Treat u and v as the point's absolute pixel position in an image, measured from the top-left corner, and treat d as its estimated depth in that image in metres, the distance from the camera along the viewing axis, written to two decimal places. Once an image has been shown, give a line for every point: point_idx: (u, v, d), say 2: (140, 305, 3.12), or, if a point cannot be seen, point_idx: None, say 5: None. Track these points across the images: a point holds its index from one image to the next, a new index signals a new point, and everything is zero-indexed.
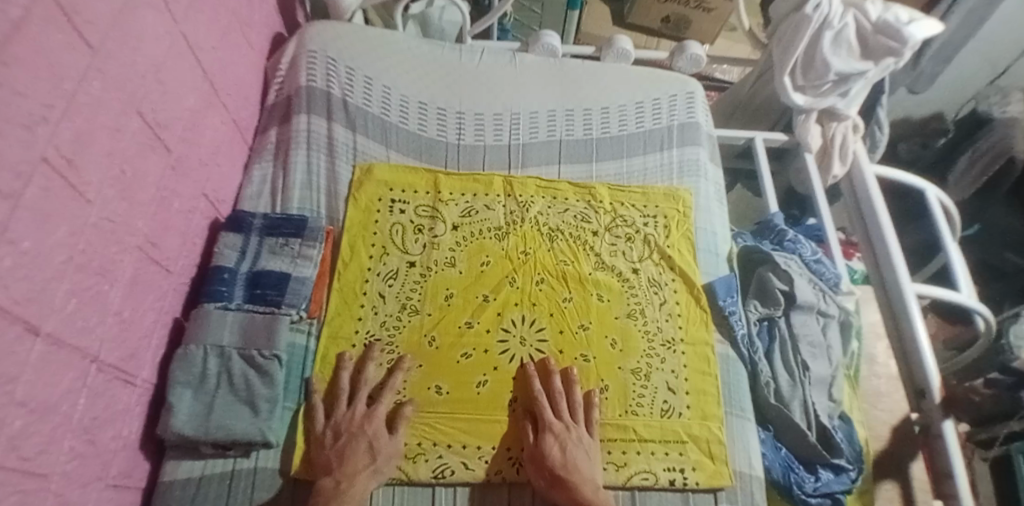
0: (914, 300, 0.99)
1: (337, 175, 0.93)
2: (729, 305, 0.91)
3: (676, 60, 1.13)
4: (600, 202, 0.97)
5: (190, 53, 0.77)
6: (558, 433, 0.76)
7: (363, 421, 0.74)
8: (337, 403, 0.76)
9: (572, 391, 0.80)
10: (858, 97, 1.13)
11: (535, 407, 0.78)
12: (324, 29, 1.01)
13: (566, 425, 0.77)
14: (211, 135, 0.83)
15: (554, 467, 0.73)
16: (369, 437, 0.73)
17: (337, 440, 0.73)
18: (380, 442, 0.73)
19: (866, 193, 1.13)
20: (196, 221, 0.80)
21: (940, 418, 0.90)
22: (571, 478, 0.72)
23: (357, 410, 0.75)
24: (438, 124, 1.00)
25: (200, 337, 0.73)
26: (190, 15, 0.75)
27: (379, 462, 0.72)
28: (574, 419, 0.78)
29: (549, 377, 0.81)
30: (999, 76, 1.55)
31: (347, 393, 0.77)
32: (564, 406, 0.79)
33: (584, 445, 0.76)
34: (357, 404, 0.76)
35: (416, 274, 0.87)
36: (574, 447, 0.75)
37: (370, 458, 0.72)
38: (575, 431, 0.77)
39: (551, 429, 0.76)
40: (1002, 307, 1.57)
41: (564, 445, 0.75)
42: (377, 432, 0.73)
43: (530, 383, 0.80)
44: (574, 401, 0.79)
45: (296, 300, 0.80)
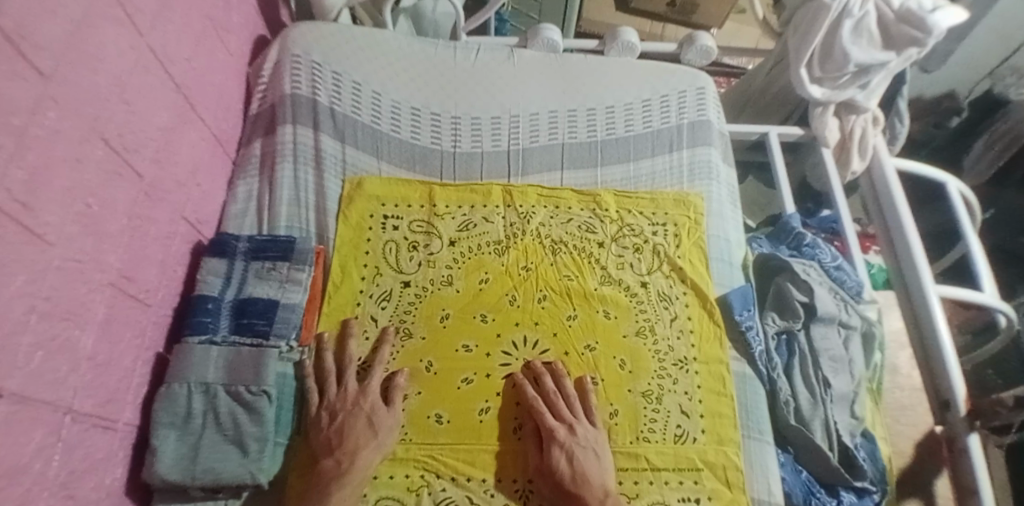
0: (938, 304, 0.94)
1: (325, 190, 0.87)
2: (745, 319, 0.85)
3: (684, 52, 1.06)
4: (605, 210, 0.91)
5: (159, 67, 0.71)
6: (564, 443, 0.72)
7: (357, 398, 0.73)
8: (328, 383, 0.75)
9: (561, 383, 0.78)
10: (879, 88, 1.06)
11: (533, 410, 0.75)
12: (308, 30, 0.95)
13: (570, 430, 0.73)
14: (188, 153, 0.78)
15: (563, 481, 0.70)
16: (367, 412, 0.72)
17: (333, 420, 0.71)
18: (378, 416, 0.72)
19: (888, 190, 1.06)
20: (175, 247, 0.76)
21: (964, 430, 0.86)
22: (581, 490, 0.69)
23: (350, 388, 0.74)
24: (431, 130, 0.94)
25: (184, 374, 0.69)
26: (156, 25, 0.70)
27: (380, 436, 0.71)
28: (576, 415, 0.75)
29: (539, 381, 0.78)
30: (1014, 53, 1.43)
31: (335, 373, 0.76)
32: (563, 407, 0.75)
33: (590, 445, 0.73)
34: (347, 383, 0.75)
35: (411, 294, 0.83)
36: (582, 454, 0.72)
37: (371, 432, 0.71)
38: (578, 433, 0.73)
39: (556, 440, 0.72)
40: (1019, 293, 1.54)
41: (571, 456, 0.71)
42: (374, 405, 0.73)
43: (524, 389, 0.77)
44: (567, 389, 0.77)
45: (285, 330, 0.75)
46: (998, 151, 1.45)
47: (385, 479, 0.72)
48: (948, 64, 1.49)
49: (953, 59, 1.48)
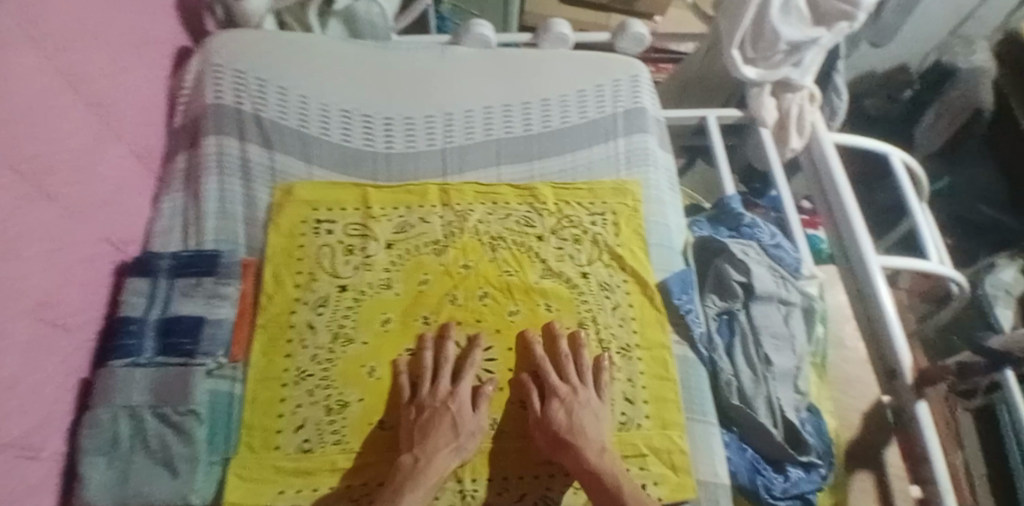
0: (880, 274, 0.95)
1: (255, 201, 0.85)
2: (685, 303, 0.86)
3: (618, 40, 1.06)
4: (543, 203, 0.91)
5: (73, 86, 0.69)
6: (564, 397, 0.74)
7: (447, 399, 0.74)
8: (422, 381, 0.76)
9: (579, 355, 0.80)
10: (813, 66, 1.07)
11: (540, 370, 0.78)
12: (231, 40, 0.93)
13: (572, 389, 0.75)
14: (109, 172, 0.76)
15: (559, 431, 0.71)
16: (453, 413, 0.72)
17: (420, 415, 0.73)
18: (463, 419, 0.72)
19: (827, 166, 1.07)
20: (98, 269, 0.74)
21: (913, 399, 0.85)
22: (577, 439, 0.70)
23: (442, 388, 0.75)
24: (363, 132, 0.92)
25: (107, 399, 0.68)
26: (67, 43, 0.68)
27: (462, 439, 0.71)
28: (582, 382, 0.77)
29: (556, 341, 0.80)
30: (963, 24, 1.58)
31: (431, 370, 0.77)
32: (571, 371, 0.77)
33: (589, 408, 0.74)
34: (442, 381, 0.76)
35: (349, 299, 0.81)
36: (580, 410, 0.73)
37: (453, 434, 0.71)
38: (580, 393, 0.75)
39: (556, 394, 0.74)
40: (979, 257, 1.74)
41: (570, 409, 0.72)
42: (460, 408, 0.73)
43: (532, 349, 0.79)
44: (584, 364, 0.79)
45: (211, 348, 0.74)
46: (949, 121, 1.58)
47: (325, 491, 0.70)
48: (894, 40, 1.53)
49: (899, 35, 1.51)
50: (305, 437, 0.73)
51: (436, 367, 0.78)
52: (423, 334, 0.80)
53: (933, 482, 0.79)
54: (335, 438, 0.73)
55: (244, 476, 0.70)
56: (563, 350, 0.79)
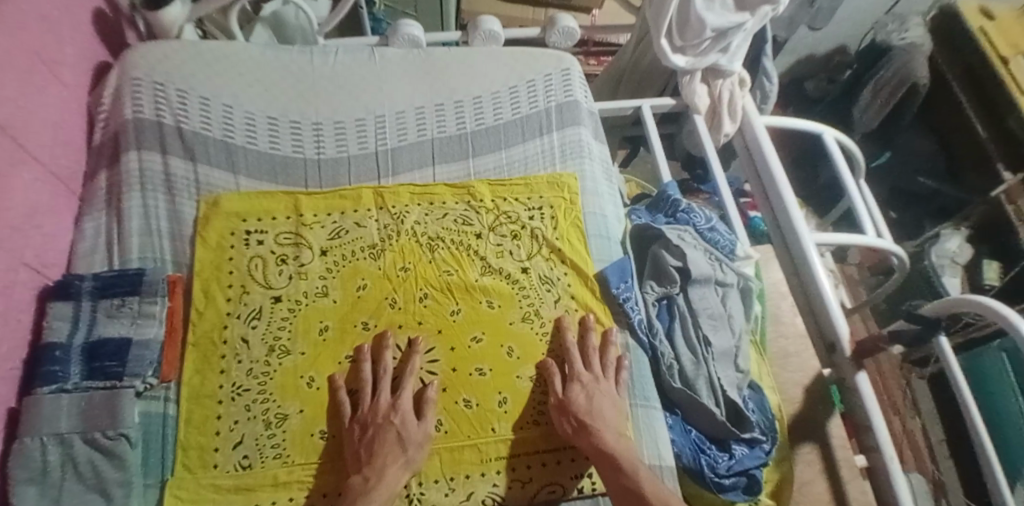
0: (814, 251, 0.97)
1: (181, 215, 0.83)
2: (623, 291, 0.87)
3: (548, 35, 1.06)
4: (480, 201, 0.91)
5: None
6: (586, 383, 0.77)
7: (390, 412, 0.72)
8: (363, 394, 0.75)
9: (605, 350, 0.82)
10: (740, 51, 1.10)
11: (566, 356, 0.81)
12: (147, 51, 0.90)
13: (594, 378, 0.78)
14: (25, 195, 0.73)
15: (579, 414, 0.74)
16: (397, 426, 0.71)
17: (365, 432, 0.72)
18: (409, 431, 0.71)
19: (759, 150, 1.09)
20: (18, 296, 0.71)
21: (853, 371, 0.88)
22: (594, 423, 0.73)
23: (382, 400, 0.74)
24: (293, 140, 0.91)
25: (35, 427, 0.65)
26: None
27: (409, 452, 0.70)
28: (605, 374, 0.80)
29: (562, 332, 0.83)
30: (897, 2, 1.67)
31: (370, 383, 0.76)
32: (595, 361, 0.80)
33: (607, 395, 0.77)
34: (382, 393, 0.74)
35: (284, 309, 0.80)
36: (600, 397, 0.76)
37: (401, 449, 0.70)
38: (601, 383, 0.78)
39: (578, 379, 0.77)
40: (924, 227, 1.83)
41: (590, 394, 0.76)
42: (405, 420, 0.72)
43: (564, 334, 0.82)
44: (609, 356, 0.82)
45: (139, 368, 0.72)
46: (885, 97, 1.62)
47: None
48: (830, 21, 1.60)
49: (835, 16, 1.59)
50: (244, 453, 0.71)
51: (376, 380, 0.76)
52: (360, 345, 0.78)
53: (876, 449, 0.82)
54: (275, 452, 0.72)
55: (181, 496, 0.68)
56: (591, 343, 0.82)
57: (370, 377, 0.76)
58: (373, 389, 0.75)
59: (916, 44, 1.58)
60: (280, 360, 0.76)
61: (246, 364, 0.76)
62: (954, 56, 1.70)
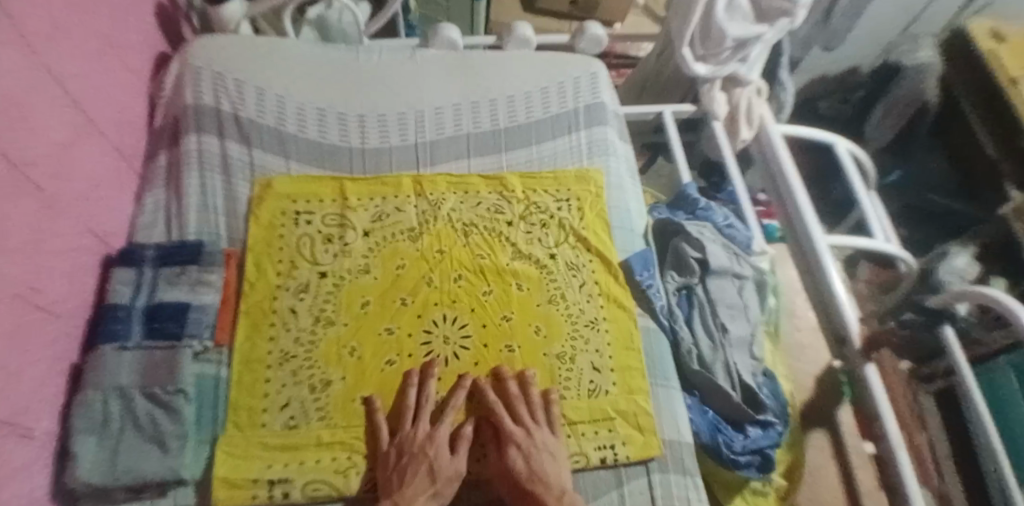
0: (828, 252, 1.02)
1: (235, 194, 0.89)
2: (646, 278, 0.92)
3: (578, 41, 1.13)
4: (511, 192, 0.97)
5: (58, 85, 0.73)
6: (521, 443, 0.74)
7: (426, 443, 0.73)
8: (404, 420, 0.76)
9: (528, 394, 0.79)
10: (757, 61, 1.16)
11: (495, 414, 0.77)
12: (209, 44, 0.98)
13: (527, 432, 0.75)
14: (91, 168, 0.80)
15: (520, 480, 0.72)
16: (430, 459, 0.72)
17: (400, 458, 0.73)
18: (441, 466, 0.72)
19: (775, 155, 1.14)
20: (85, 259, 0.77)
21: (861, 363, 0.92)
22: (538, 487, 0.71)
23: (421, 430, 0.75)
24: (339, 129, 0.97)
25: (98, 380, 0.71)
26: (50, 46, 0.72)
27: (438, 485, 0.71)
28: (534, 421, 0.77)
29: (503, 383, 0.80)
30: (914, 22, 1.73)
31: (413, 410, 0.77)
32: (523, 412, 0.77)
33: (549, 453, 0.75)
34: (421, 423, 0.75)
35: (329, 284, 0.85)
36: (539, 455, 0.74)
37: (429, 481, 0.71)
38: (537, 437, 0.75)
39: (514, 441, 0.75)
40: (936, 244, 1.88)
41: (528, 456, 0.73)
42: (438, 454, 0.72)
43: (484, 393, 0.79)
44: (535, 406, 0.78)
45: (198, 330, 0.79)
46: (897, 114, 1.72)
47: (311, 464, 0.73)
48: (845, 41, 1.67)
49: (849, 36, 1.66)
50: (291, 415, 0.76)
51: (419, 407, 0.77)
52: (410, 371, 0.79)
53: (884, 439, 0.85)
54: (319, 415, 0.77)
55: (230, 450, 0.73)
56: (515, 396, 0.79)
57: (416, 402, 0.77)
58: (415, 416, 0.76)
59: (928, 65, 1.64)
60: (324, 331, 0.82)
61: (293, 333, 0.81)
62: (966, 77, 1.76)
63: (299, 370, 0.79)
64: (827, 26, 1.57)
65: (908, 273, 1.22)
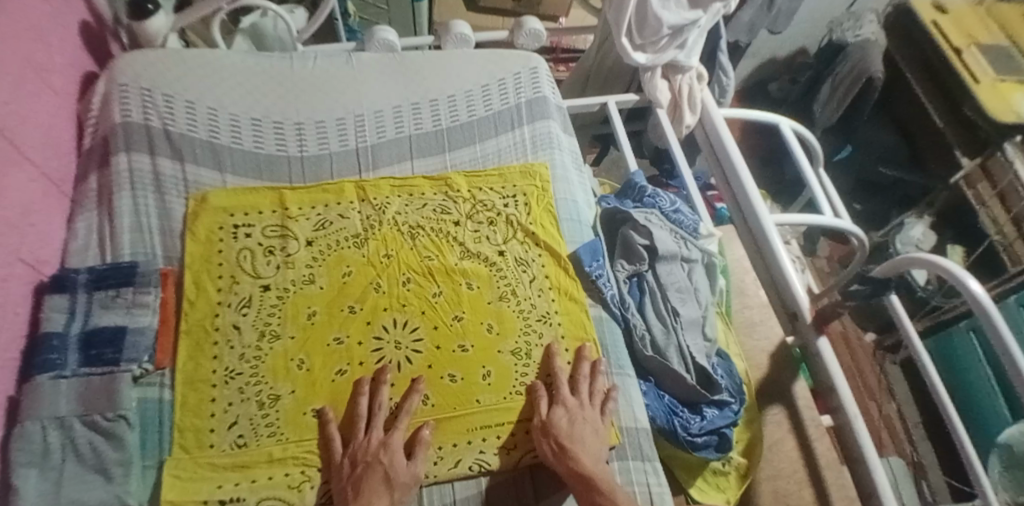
0: (774, 231, 1.03)
1: (171, 212, 0.87)
2: (595, 269, 0.93)
3: (517, 36, 1.13)
4: (457, 191, 0.96)
5: None
6: (570, 407, 0.78)
7: (379, 450, 0.72)
8: (356, 430, 0.74)
9: (596, 378, 0.82)
10: (696, 46, 1.18)
11: (555, 379, 0.81)
12: (135, 58, 0.95)
13: (579, 403, 0.79)
14: (18, 194, 0.77)
15: (560, 435, 0.75)
16: (385, 466, 0.70)
17: (354, 469, 0.71)
18: (396, 472, 0.70)
19: (719, 139, 1.16)
20: (14, 288, 0.74)
21: (815, 337, 0.95)
22: (575, 449, 0.73)
23: (374, 438, 0.73)
24: (276, 139, 0.96)
25: (35, 412, 0.69)
26: None
27: (397, 493, 0.69)
28: (590, 402, 0.80)
29: (552, 358, 0.84)
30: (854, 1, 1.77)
31: (365, 419, 0.75)
32: (583, 387, 0.81)
33: (590, 420, 0.77)
34: (375, 430, 0.74)
35: (273, 297, 0.83)
36: (582, 422, 0.77)
37: (387, 489, 0.68)
38: (587, 409, 0.79)
39: (563, 403, 0.79)
40: (890, 215, 1.94)
41: (573, 418, 0.77)
42: (393, 460, 0.71)
43: (554, 361, 0.83)
44: (599, 383, 0.82)
45: (136, 354, 0.76)
46: (843, 92, 1.70)
47: (263, 481, 0.72)
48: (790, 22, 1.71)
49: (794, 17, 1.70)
50: (240, 433, 0.74)
51: (370, 416, 0.76)
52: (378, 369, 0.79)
53: (840, 408, 0.87)
54: (269, 431, 0.75)
55: (178, 475, 0.70)
56: (585, 369, 0.83)
57: (366, 411, 0.76)
58: (368, 424, 0.75)
59: (870, 41, 1.68)
60: (271, 345, 0.80)
61: (238, 349, 0.79)
62: (910, 50, 1.81)
63: (246, 388, 0.77)
64: (772, 8, 1.60)
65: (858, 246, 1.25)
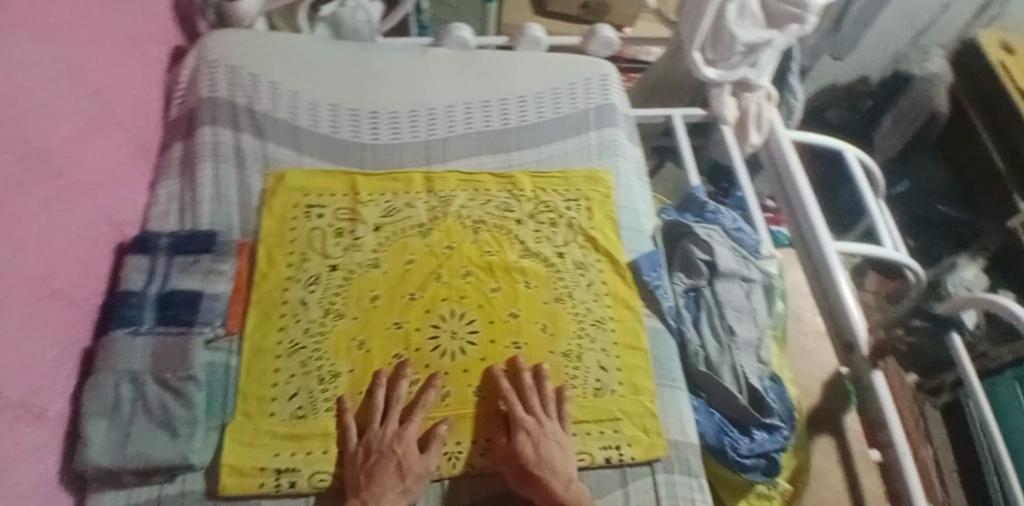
0: (835, 258, 1.01)
1: (248, 186, 0.90)
2: (654, 279, 0.93)
3: (589, 43, 1.15)
4: (521, 190, 0.97)
5: (72, 74, 0.75)
6: (530, 430, 0.75)
7: (394, 441, 0.73)
8: (371, 421, 0.75)
9: (541, 386, 0.80)
10: (768, 67, 1.16)
11: (506, 400, 0.78)
12: (224, 37, 1.00)
13: (537, 421, 0.76)
14: (107, 157, 0.81)
15: (526, 463, 0.72)
16: (399, 456, 0.71)
17: (367, 459, 0.72)
18: (410, 462, 0.71)
19: (784, 161, 1.15)
20: (98, 246, 0.78)
21: (869, 370, 0.91)
22: (545, 475, 0.72)
23: (389, 428, 0.74)
24: (352, 125, 0.98)
25: (110, 365, 0.72)
26: (64, 36, 0.73)
27: (408, 482, 0.70)
28: (546, 413, 0.78)
29: (517, 371, 0.81)
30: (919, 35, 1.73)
31: (381, 410, 0.76)
32: (536, 402, 0.78)
33: (555, 437, 0.75)
34: (391, 422, 0.75)
35: (338, 278, 0.85)
36: (547, 443, 0.74)
37: (399, 478, 0.70)
38: (547, 426, 0.76)
39: (523, 427, 0.75)
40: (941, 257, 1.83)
41: (535, 442, 0.74)
42: (407, 450, 0.72)
43: (519, 374, 0.80)
44: (546, 394, 0.79)
45: (210, 318, 0.79)
46: (905, 127, 1.74)
47: (317, 454, 0.74)
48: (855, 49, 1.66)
49: (859, 45, 1.65)
50: (298, 405, 0.76)
51: (388, 405, 0.77)
52: (378, 372, 0.78)
53: (887, 443, 0.85)
54: (327, 406, 0.77)
55: (239, 439, 0.73)
56: (546, 390, 0.79)
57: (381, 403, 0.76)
58: (381, 415, 0.76)
59: (938, 75, 1.66)
60: (333, 324, 0.82)
61: (302, 324, 0.81)
62: (972, 89, 1.76)
63: (308, 363, 0.79)
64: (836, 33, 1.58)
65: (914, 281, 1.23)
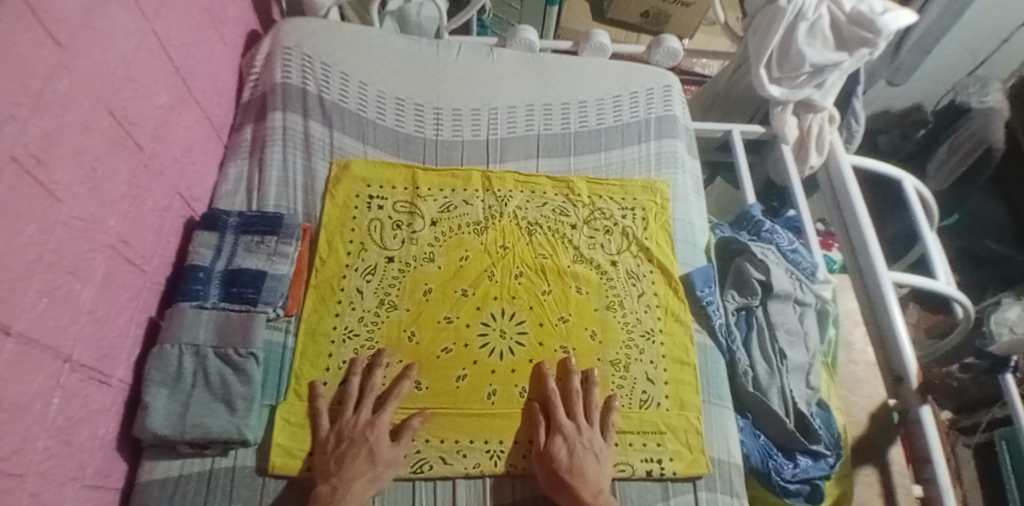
0: (890, 289, 0.99)
1: (314, 172, 0.93)
2: (707, 295, 0.91)
3: (653, 53, 1.14)
4: (578, 195, 0.97)
5: (164, 49, 0.77)
6: (568, 435, 0.75)
7: (366, 429, 0.73)
8: (344, 409, 0.76)
9: (590, 393, 0.80)
10: (834, 88, 1.14)
11: (550, 404, 0.78)
12: (298, 25, 1.02)
13: (577, 427, 0.77)
14: (184, 134, 0.83)
15: (559, 468, 0.73)
16: (370, 444, 0.72)
17: (339, 445, 0.73)
18: (380, 450, 0.72)
19: (843, 186, 1.12)
20: (171, 219, 0.81)
21: (917, 403, 0.89)
22: (576, 481, 0.72)
23: (362, 415, 0.75)
24: (415, 120, 1.00)
25: (177, 336, 0.74)
26: (161, 12, 0.75)
27: (379, 469, 0.71)
28: (590, 421, 0.78)
29: (568, 374, 0.82)
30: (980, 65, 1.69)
31: (354, 398, 0.77)
32: (579, 410, 0.79)
33: (594, 446, 0.76)
34: (365, 409, 0.75)
35: (394, 270, 0.87)
36: (583, 451, 0.75)
37: (370, 464, 0.71)
38: (587, 435, 0.76)
39: (561, 431, 0.76)
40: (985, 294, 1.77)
41: (572, 449, 0.74)
42: (379, 439, 0.72)
43: (568, 378, 0.81)
44: (591, 402, 0.80)
45: (273, 298, 0.81)
46: (961, 156, 1.60)
47: None
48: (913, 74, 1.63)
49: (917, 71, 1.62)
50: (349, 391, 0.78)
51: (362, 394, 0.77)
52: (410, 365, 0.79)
53: (931, 480, 0.83)
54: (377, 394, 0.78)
55: (290, 419, 0.75)
56: (591, 398, 0.80)
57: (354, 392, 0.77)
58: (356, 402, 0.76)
59: (996, 109, 1.55)
60: (387, 315, 0.83)
61: (357, 312, 0.83)
62: None
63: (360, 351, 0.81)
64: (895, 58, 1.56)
65: (961, 316, 1.18)
